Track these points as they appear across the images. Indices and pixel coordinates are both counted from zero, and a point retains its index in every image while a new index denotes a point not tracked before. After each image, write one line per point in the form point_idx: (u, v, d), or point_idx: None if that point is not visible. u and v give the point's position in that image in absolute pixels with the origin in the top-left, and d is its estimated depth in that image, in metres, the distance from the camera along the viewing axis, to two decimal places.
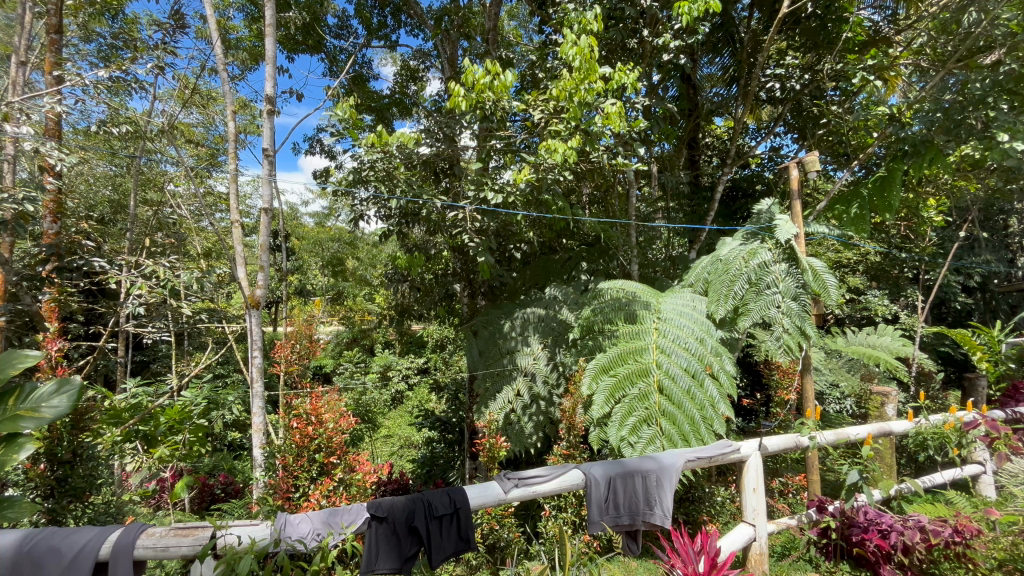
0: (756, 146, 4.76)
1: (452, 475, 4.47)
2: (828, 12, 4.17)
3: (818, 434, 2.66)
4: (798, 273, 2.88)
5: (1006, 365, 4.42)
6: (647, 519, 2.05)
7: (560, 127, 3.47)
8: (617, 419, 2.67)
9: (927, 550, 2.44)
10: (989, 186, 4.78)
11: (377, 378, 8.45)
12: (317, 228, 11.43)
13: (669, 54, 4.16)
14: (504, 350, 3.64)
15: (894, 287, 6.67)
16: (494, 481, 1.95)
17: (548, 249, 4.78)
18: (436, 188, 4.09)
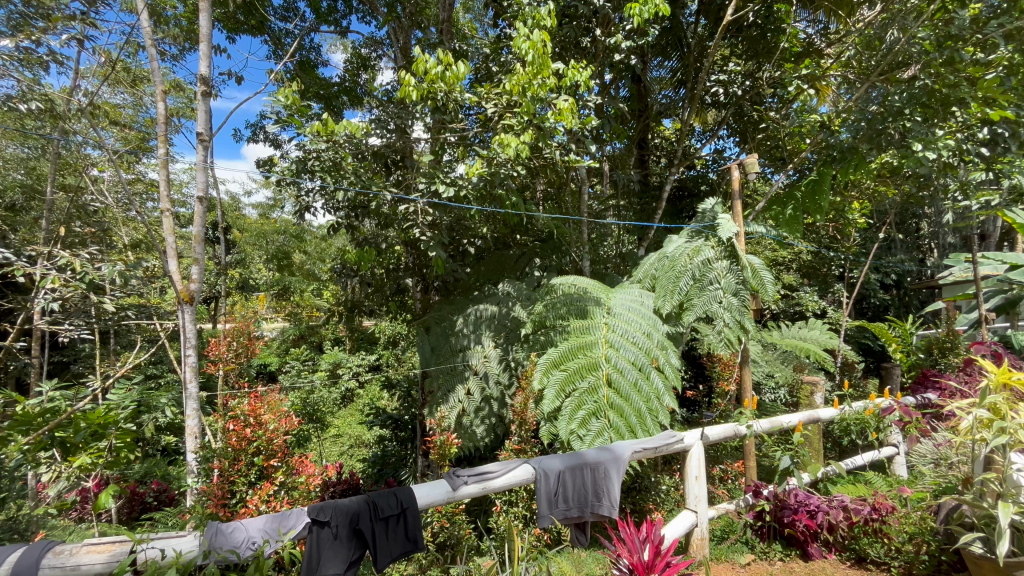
0: (702, 148, 4.95)
1: (404, 473, 4.37)
2: (768, 22, 4.40)
3: (755, 423, 2.84)
4: (738, 270, 3.03)
5: (917, 355, 4.86)
6: (596, 510, 2.09)
7: (514, 121, 3.46)
8: (567, 412, 2.70)
9: (849, 528, 2.67)
10: (905, 193, 5.23)
11: (326, 377, 8.17)
12: (261, 220, 10.84)
13: (620, 54, 4.24)
14: (455, 348, 3.59)
15: (823, 284, 7.16)
16: (443, 479, 1.93)
17: (501, 244, 4.76)
18: (386, 180, 3.97)
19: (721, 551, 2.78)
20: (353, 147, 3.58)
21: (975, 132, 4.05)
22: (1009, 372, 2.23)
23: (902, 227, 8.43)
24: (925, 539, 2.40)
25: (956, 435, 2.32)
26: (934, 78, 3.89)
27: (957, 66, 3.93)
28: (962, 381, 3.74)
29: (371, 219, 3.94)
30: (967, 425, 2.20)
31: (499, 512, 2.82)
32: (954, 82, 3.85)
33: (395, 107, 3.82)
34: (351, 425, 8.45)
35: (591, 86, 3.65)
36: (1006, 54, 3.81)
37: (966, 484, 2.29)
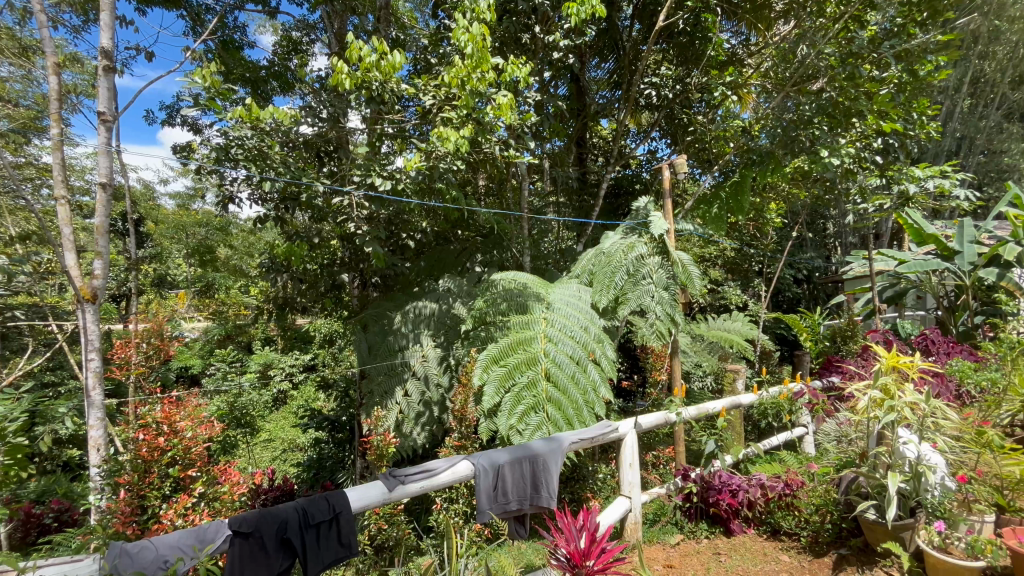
0: (637, 148, 5.13)
1: (341, 476, 4.21)
2: (696, 30, 4.67)
3: (683, 410, 3.01)
4: (669, 265, 3.18)
5: (824, 343, 5.35)
6: (535, 502, 2.12)
7: (452, 114, 3.41)
8: (507, 407, 2.71)
9: (765, 504, 2.88)
10: (814, 195, 5.73)
11: (255, 378, 7.70)
12: (180, 211, 10.00)
13: (559, 52, 4.30)
14: (394, 347, 3.50)
15: (745, 279, 7.69)
16: (378, 480, 1.87)
17: (441, 239, 4.70)
18: (319, 171, 3.78)
19: (653, 533, 2.92)
20: (282, 136, 3.37)
21: (870, 142, 4.52)
22: (897, 356, 2.51)
23: (811, 227, 9.24)
24: (829, 509, 2.63)
25: (855, 414, 2.58)
26: (838, 91, 4.29)
27: (858, 82, 4.31)
28: (860, 365, 4.16)
29: (304, 212, 3.78)
30: (863, 404, 2.45)
31: (439, 510, 2.78)
32: (855, 95, 4.26)
33: (329, 95, 3.65)
34: (284, 429, 8.03)
35: (530, 82, 3.67)
36: (896, 73, 4.27)
37: (863, 457, 2.55)
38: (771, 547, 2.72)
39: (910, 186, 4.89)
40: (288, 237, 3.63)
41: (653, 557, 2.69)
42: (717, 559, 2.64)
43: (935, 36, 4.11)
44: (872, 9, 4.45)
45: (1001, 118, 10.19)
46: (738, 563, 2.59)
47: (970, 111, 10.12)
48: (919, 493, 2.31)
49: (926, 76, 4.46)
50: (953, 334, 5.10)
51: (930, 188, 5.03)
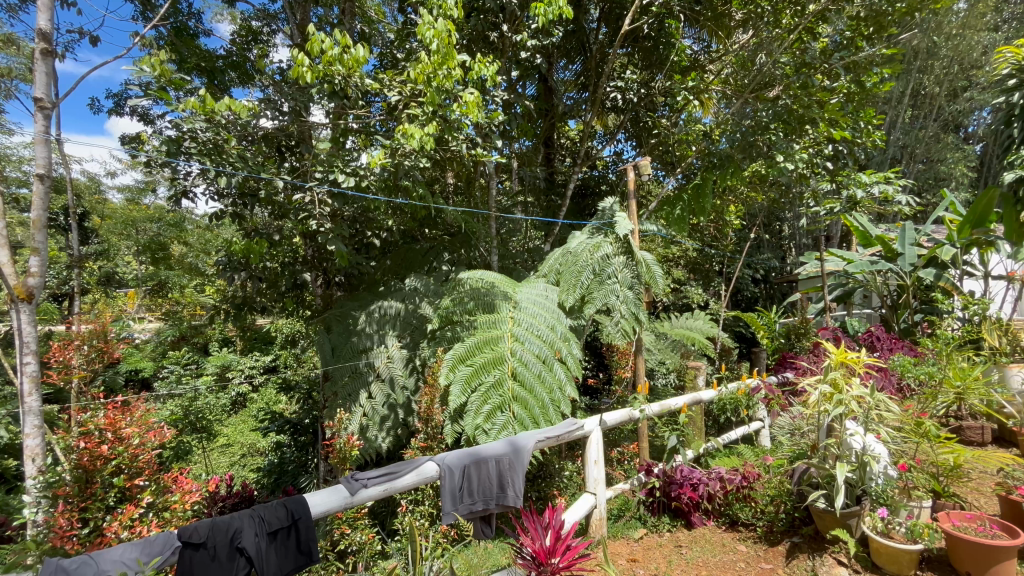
0: (603, 150, 5.21)
1: (303, 480, 4.08)
2: (660, 35, 4.78)
3: (647, 407, 3.08)
4: (633, 265, 3.24)
5: (779, 340, 5.58)
6: (501, 502, 2.11)
7: (418, 111, 3.36)
8: (473, 407, 2.70)
9: (724, 496, 2.98)
10: (770, 198, 5.97)
11: (212, 381, 7.38)
12: (130, 206, 9.48)
13: (526, 52, 4.31)
14: (358, 348, 3.41)
15: (706, 278, 7.93)
16: (340, 484, 1.83)
17: (408, 238, 4.64)
18: (280, 167, 3.66)
19: (617, 529, 2.97)
20: (238, 130, 3.24)
21: (822, 148, 4.74)
22: (846, 352, 2.64)
23: (768, 229, 9.63)
24: (783, 500, 2.75)
25: (807, 408, 2.69)
26: (792, 99, 4.48)
27: (810, 91, 4.52)
28: (813, 361, 4.37)
29: (264, 208, 3.67)
30: (815, 399, 2.56)
31: (404, 512, 2.73)
32: (808, 103, 4.46)
33: (291, 88, 3.54)
34: (244, 433, 7.74)
35: (497, 81, 3.67)
36: (845, 83, 4.50)
37: (814, 449, 2.66)
38: (729, 537, 2.82)
39: (858, 191, 5.17)
40: (246, 234, 3.49)
41: (617, 552, 2.74)
42: (678, 552, 2.71)
43: (879, 50, 4.37)
44: (824, 21, 4.67)
45: (939, 129, 10.91)
46: (698, 554, 2.67)
47: (911, 121, 10.79)
48: (864, 482, 2.43)
49: (872, 87, 4.72)
50: (895, 331, 5.42)
51: (876, 193, 5.33)
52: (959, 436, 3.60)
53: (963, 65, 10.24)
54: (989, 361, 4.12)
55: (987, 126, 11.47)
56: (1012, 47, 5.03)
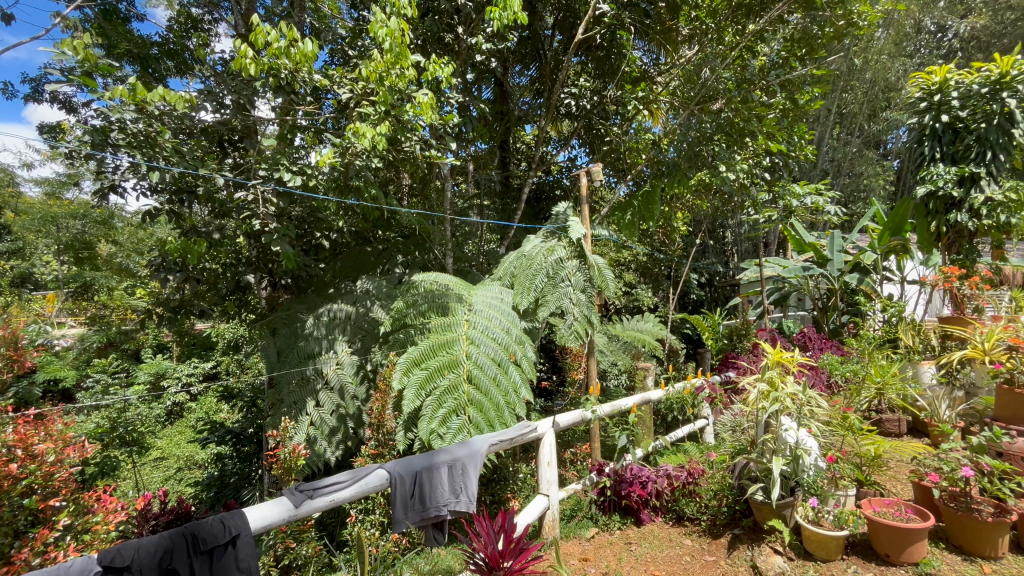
0: (557, 155, 5.29)
1: (246, 493, 3.86)
2: (613, 46, 4.95)
3: (599, 407, 3.16)
4: (586, 269, 3.31)
5: (722, 341, 5.86)
6: (453, 508, 2.09)
7: (369, 110, 3.29)
8: (427, 412, 2.66)
9: (671, 492, 3.08)
10: (714, 206, 6.27)
11: (144, 390, 6.88)
12: (49, 200, 8.72)
13: (481, 56, 4.33)
14: (304, 353, 3.28)
15: (655, 282, 8.22)
16: (283, 496, 1.77)
17: (359, 239, 4.52)
18: (222, 163, 3.47)
19: (570, 529, 3.01)
20: (174, 122, 3.04)
21: (760, 160, 5.02)
22: (781, 351, 2.83)
23: (712, 235, 10.11)
24: (724, 494, 2.88)
25: (746, 406, 2.84)
26: (734, 112, 4.74)
27: (750, 105, 4.79)
28: (752, 361, 4.62)
29: (204, 206, 3.47)
30: (754, 397, 2.71)
31: (354, 522, 2.64)
32: (747, 117, 4.75)
33: (234, 81, 3.38)
34: (180, 446, 7.26)
35: (452, 83, 3.66)
36: (781, 100, 4.81)
37: (753, 444, 2.80)
38: (676, 532, 2.92)
39: (793, 201, 5.53)
40: (182, 232, 3.27)
41: (569, 552, 2.78)
42: (628, 549, 2.78)
43: (809, 69, 4.75)
44: (762, 41, 4.98)
45: (862, 145, 11.86)
46: (647, 551, 2.75)
47: (838, 137, 11.69)
48: (797, 474, 2.59)
49: (803, 104, 5.08)
50: (826, 331, 5.82)
51: (808, 203, 5.72)
52: (879, 427, 3.91)
53: (882, 88, 11.22)
54: (904, 358, 4.51)
55: (902, 144, 12.59)
56: (923, 73, 5.56)
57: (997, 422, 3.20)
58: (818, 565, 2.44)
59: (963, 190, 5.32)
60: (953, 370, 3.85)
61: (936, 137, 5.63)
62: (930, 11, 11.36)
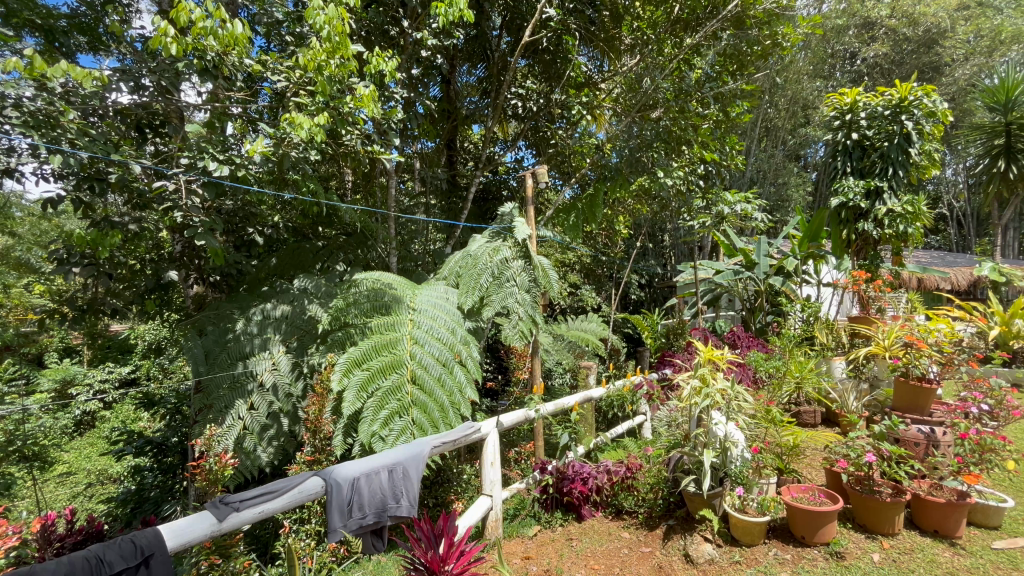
0: (504, 155, 5.30)
1: (167, 507, 3.57)
2: (558, 50, 5.02)
3: (542, 406, 3.21)
4: (531, 269, 3.34)
5: (661, 339, 6.12)
6: (393, 513, 2.04)
7: (307, 101, 3.14)
8: (369, 414, 2.58)
9: (611, 487, 3.18)
10: (653, 210, 6.53)
11: (47, 399, 6.20)
12: None
13: (427, 52, 4.26)
14: (235, 355, 3.07)
15: (598, 282, 8.45)
16: (205, 510, 1.67)
17: (298, 236, 4.32)
18: (141, 150, 3.18)
19: (512, 528, 3.02)
20: (82, 102, 2.73)
21: (696, 168, 5.29)
22: (712, 350, 3.02)
23: (652, 238, 10.53)
24: (660, 487, 2.99)
25: (681, 401, 2.97)
26: (672, 121, 4.95)
27: (686, 115, 5.02)
28: (686, 359, 4.87)
29: (119, 196, 3.17)
30: (687, 393, 2.85)
31: (287, 534, 2.50)
32: (684, 127, 4.98)
33: (154, 60, 3.09)
34: (91, 459, 6.62)
35: (396, 78, 3.58)
36: (715, 112, 5.08)
37: (686, 438, 2.92)
38: (615, 526, 3.02)
39: (724, 208, 5.88)
40: (92, 223, 2.94)
41: (512, 551, 2.79)
42: (569, 545, 2.84)
43: (739, 84, 5.04)
44: (698, 55, 5.24)
45: (785, 157, 12.78)
46: (587, 545, 2.81)
47: (764, 150, 12.58)
48: (726, 465, 2.75)
49: (734, 117, 5.39)
50: (753, 330, 6.23)
51: (738, 210, 6.10)
52: (798, 419, 4.23)
53: (802, 105, 12.18)
54: (820, 355, 4.93)
55: (819, 158, 13.70)
56: (836, 94, 6.10)
57: (896, 412, 3.55)
58: (743, 550, 2.62)
59: (869, 202, 5.88)
60: (861, 365, 4.24)
61: (847, 153, 6.18)
62: (842, 39, 12.48)
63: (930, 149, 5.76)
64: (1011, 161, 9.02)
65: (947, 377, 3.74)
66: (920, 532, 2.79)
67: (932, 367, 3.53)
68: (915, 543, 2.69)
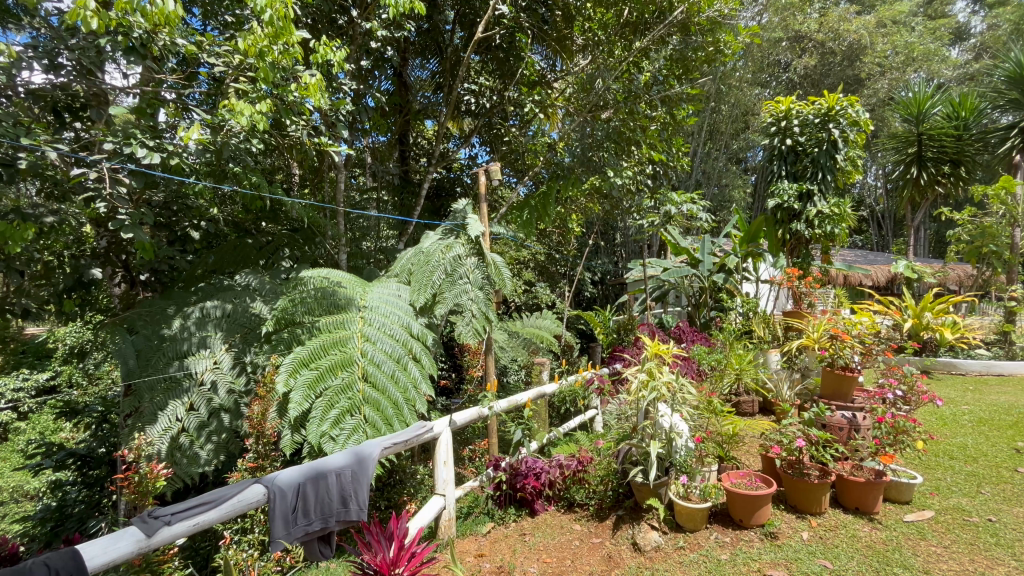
0: (457, 151, 5.24)
1: (92, 524, 3.29)
2: (512, 48, 5.03)
3: (496, 403, 3.21)
4: (484, 266, 3.33)
5: (613, 335, 6.26)
6: (342, 518, 1.98)
7: (247, 88, 2.99)
8: (318, 414, 2.49)
9: (563, 481, 3.24)
10: (605, 209, 6.68)
11: None
12: None
13: (377, 43, 4.17)
14: (170, 356, 2.87)
15: (552, 280, 8.54)
16: (131, 526, 1.55)
17: (239, 231, 4.10)
18: (59, 135, 2.90)
19: (466, 526, 3.02)
20: None
21: (644, 168, 5.45)
22: (658, 344, 3.15)
23: (605, 237, 10.76)
24: (610, 479, 3.07)
25: (630, 395, 3.06)
26: (622, 122, 5.06)
27: (635, 117, 5.15)
28: (635, 354, 5.02)
29: (32, 184, 2.88)
30: (635, 386, 2.94)
31: (227, 545, 2.38)
32: (633, 128, 5.10)
33: (74, 37, 2.83)
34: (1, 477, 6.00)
35: (344, 69, 3.47)
36: (661, 114, 5.26)
37: (635, 430, 3.00)
38: (567, 519, 3.08)
39: (671, 207, 6.11)
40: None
41: (465, 550, 2.78)
42: (522, 540, 2.87)
43: (685, 88, 5.19)
44: (646, 59, 5.39)
45: (727, 160, 13.40)
46: (540, 540, 2.85)
47: (708, 153, 13.14)
48: (671, 455, 2.86)
49: (680, 120, 5.59)
50: (698, 325, 6.50)
51: (684, 210, 6.35)
52: (738, 409, 4.48)
53: (742, 111, 12.84)
54: (758, 348, 5.23)
55: (758, 162, 14.48)
56: (773, 101, 6.46)
57: (823, 399, 3.83)
58: (687, 536, 2.74)
59: (801, 204, 6.29)
60: (794, 357, 4.53)
61: (783, 158, 6.56)
62: (777, 50, 13.24)
63: (854, 155, 6.24)
64: (921, 168, 9.89)
65: (866, 366, 4.08)
66: (844, 510, 3.02)
67: (855, 357, 3.82)
68: (839, 520, 2.92)
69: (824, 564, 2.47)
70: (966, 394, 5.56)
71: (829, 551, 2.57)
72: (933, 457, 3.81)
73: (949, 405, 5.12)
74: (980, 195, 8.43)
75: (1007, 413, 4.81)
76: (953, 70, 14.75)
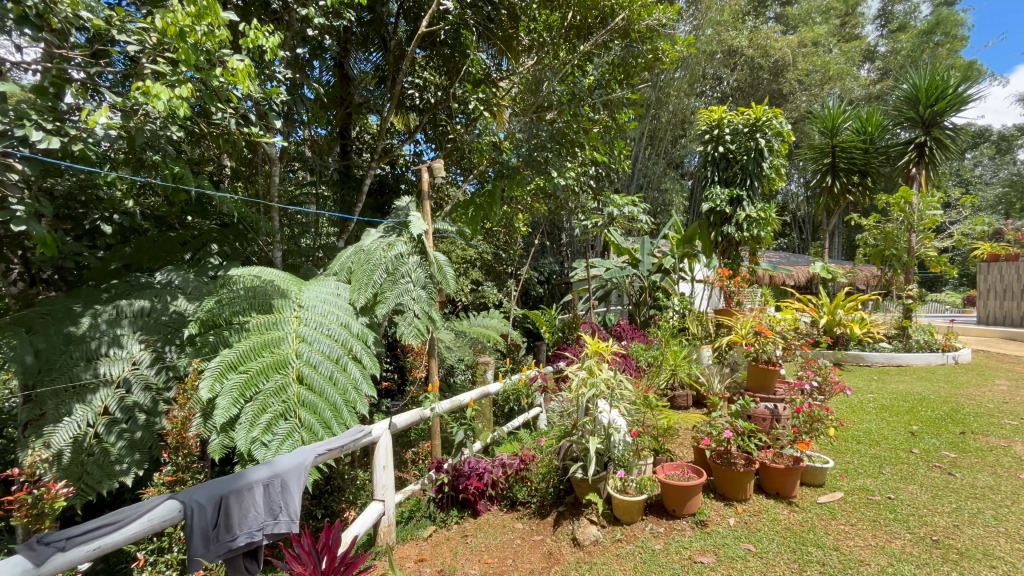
0: (401, 147, 5.11)
1: None
2: (456, 44, 4.92)
3: (439, 405, 3.15)
4: (427, 265, 3.26)
5: (558, 334, 6.34)
6: (270, 531, 1.87)
7: (165, 70, 2.74)
8: (247, 418, 2.34)
9: (505, 480, 3.25)
10: (550, 209, 6.75)
11: None
12: None
13: (314, 31, 3.98)
14: (76, 357, 2.59)
15: (498, 279, 8.53)
16: (18, 553, 1.36)
17: (161, 225, 3.78)
18: None
19: (407, 531, 2.95)
20: None
21: (587, 169, 5.55)
22: (598, 342, 3.21)
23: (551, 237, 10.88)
24: (551, 476, 3.11)
25: (571, 393, 3.11)
26: (566, 123, 5.12)
27: (578, 120, 5.24)
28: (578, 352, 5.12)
29: None
30: (575, 383, 3.00)
31: (141, 568, 2.18)
32: (576, 130, 5.19)
33: None
34: None
35: (278, 57, 3.27)
36: (604, 117, 5.39)
37: (576, 427, 3.06)
38: (509, 518, 3.08)
39: (613, 209, 6.27)
40: None
41: (405, 555, 2.72)
42: (464, 542, 2.84)
43: (626, 93, 5.37)
44: (590, 63, 5.51)
45: (666, 165, 13.97)
46: (482, 541, 2.84)
47: (649, 158, 13.63)
48: (610, 449, 2.94)
49: (622, 124, 5.75)
50: (639, 323, 6.72)
51: (626, 212, 6.54)
52: (673, 403, 4.67)
53: (680, 119, 13.42)
54: (693, 345, 5.47)
55: (695, 167, 15.20)
56: (706, 110, 6.83)
57: (750, 392, 4.08)
58: (624, 528, 2.84)
59: (732, 208, 6.65)
60: (724, 353, 4.78)
61: (716, 164, 6.91)
62: (711, 62, 13.96)
63: (778, 164, 6.68)
64: (836, 177, 10.79)
65: (788, 360, 4.38)
66: (766, 495, 3.24)
67: (777, 351, 4.10)
68: (761, 504, 3.12)
69: (749, 547, 2.62)
70: (871, 384, 6.13)
71: (752, 536, 2.74)
72: (843, 442, 4.16)
73: (857, 394, 5.61)
74: (884, 203, 9.30)
75: (905, 400, 5.35)
76: (862, 90, 16.20)
